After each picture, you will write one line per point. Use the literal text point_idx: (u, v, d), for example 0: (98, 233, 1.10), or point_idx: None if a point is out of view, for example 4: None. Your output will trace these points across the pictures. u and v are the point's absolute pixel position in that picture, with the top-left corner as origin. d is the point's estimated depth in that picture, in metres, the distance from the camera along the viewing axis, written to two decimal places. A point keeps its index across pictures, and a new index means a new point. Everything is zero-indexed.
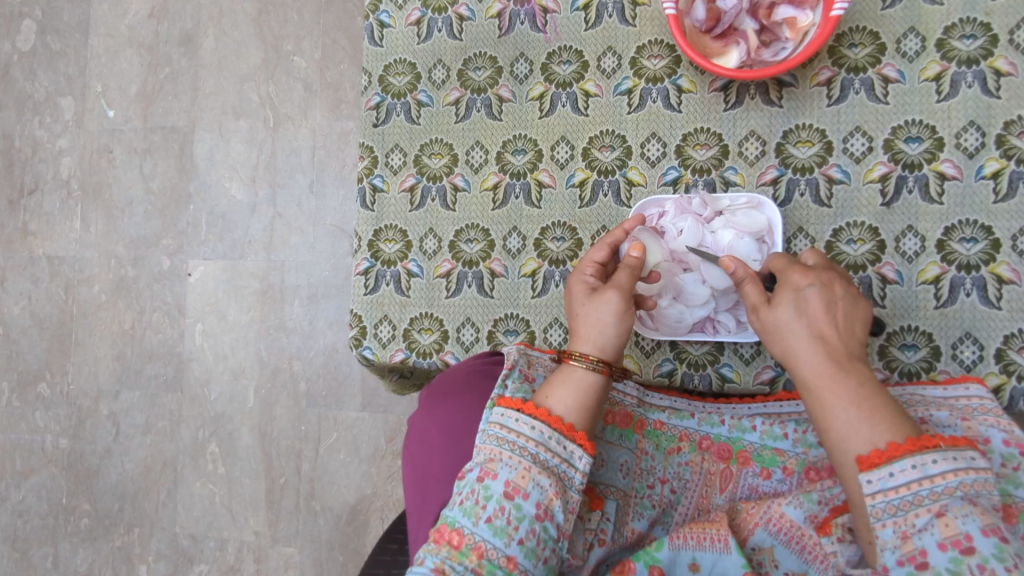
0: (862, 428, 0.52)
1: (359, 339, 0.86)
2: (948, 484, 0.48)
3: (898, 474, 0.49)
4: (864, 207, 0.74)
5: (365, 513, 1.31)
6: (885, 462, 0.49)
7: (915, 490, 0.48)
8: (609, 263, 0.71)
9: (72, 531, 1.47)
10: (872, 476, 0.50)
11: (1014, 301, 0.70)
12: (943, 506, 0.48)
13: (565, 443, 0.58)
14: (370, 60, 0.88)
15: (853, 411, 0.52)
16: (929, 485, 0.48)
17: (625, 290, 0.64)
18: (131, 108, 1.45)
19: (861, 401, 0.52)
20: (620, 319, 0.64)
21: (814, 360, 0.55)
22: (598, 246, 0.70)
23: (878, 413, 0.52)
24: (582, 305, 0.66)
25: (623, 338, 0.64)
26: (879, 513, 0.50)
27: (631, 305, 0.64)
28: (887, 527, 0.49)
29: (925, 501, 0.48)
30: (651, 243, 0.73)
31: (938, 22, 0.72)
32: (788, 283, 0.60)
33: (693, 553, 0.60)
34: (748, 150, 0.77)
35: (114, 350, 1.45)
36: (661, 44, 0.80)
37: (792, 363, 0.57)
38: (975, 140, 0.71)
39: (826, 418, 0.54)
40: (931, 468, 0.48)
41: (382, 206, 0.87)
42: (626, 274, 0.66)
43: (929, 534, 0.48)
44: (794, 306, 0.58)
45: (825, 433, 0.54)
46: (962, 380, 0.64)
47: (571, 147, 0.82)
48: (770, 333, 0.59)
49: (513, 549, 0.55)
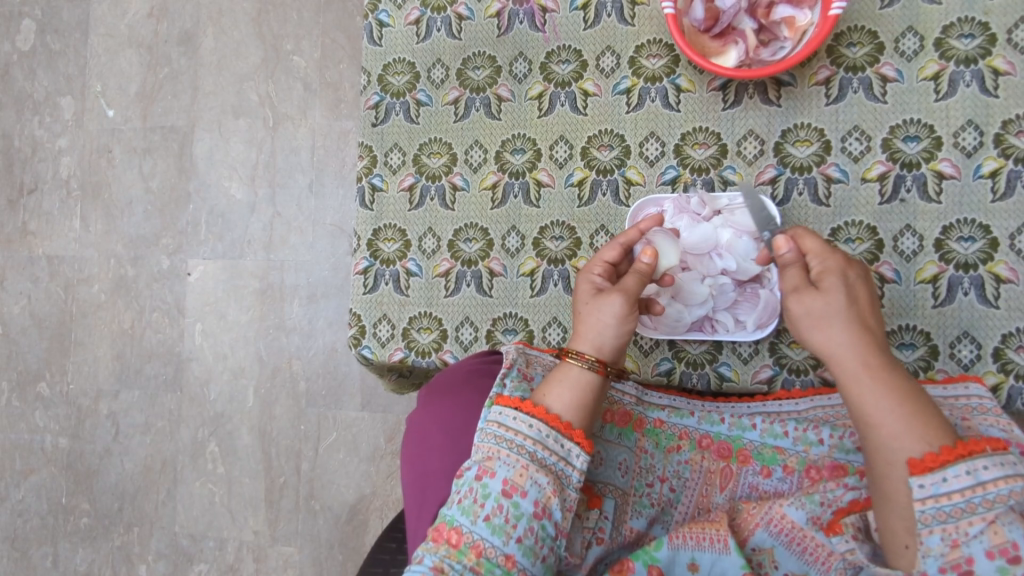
0: (916, 428, 0.51)
1: (358, 339, 0.86)
2: (1000, 491, 0.49)
3: (952, 480, 0.49)
4: (862, 206, 0.74)
5: (365, 512, 1.31)
6: (939, 466, 0.50)
7: (968, 498, 0.49)
8: (621, 262, 0.70)
9: (71, 531, 1.47)
10: (925, 480, 0.50)
11: (1012, 300, 0.70)
12: (995, 514, 0.48)
13: (563, 441, 0.58)
14: (370, 60, 0.88)
15: (905, 410, 0.52)
16: (981, 492, 0.49)
17: (630, 294, 0.63)
18: (130, 108, 1.45)
19: (910, 400, 0.52)
20: (621, 322, 0.63)
21: (864, 354, 0.54)
22: (610, 246, 0.69)
23: (927, 413, 0.52)
24: (584, 304, 0.66)
25: (623, 340, 0.64)
26: (928, 519, 0.50)
27: (633, 309, 0.64)
28: (934, 534, 0.50)
29: (978, 509, 0.49)
30: (665, 245, 0.71)
31: (937, 21, 0.72)
32: (830, 270, 0.59)
33: (693, 553, 0.60)
34: (747, 149, 0.77)
35: (114, 349, 1.45)
36: (660, 44, 0.80)
37: (837, 354, 0.55)
38: (973, 139, 0.71)
39: (876, 415, 0.52)
40: (983, 475, 0.49)
41: (381, 206, 0.87)
42: (635, 279, 0.64)
43: (978, 542, 0.49)
44: (845, 296, 0.57)
45: (871, 429, 0.53)
46: (961, 379, 0.64)
47: (570, 146, 0.82)
48: (814, 320, 0.57)
49: (512, 547, 0.55)
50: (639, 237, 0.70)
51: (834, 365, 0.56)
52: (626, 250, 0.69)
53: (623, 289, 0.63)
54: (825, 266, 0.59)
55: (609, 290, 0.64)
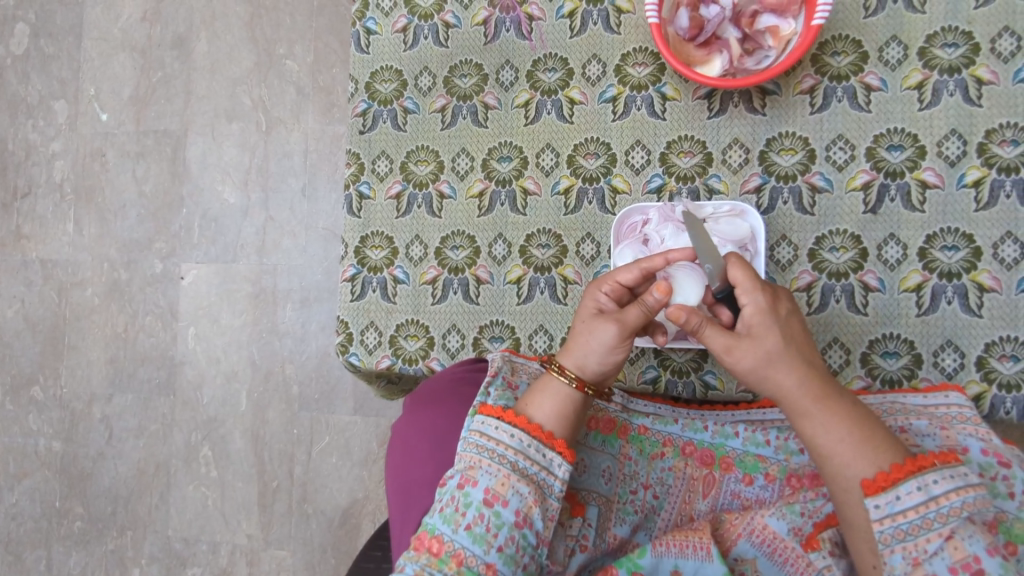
0: (865, 451, 0.52)
1: (346, 346, 0.86)
2: (953, 504, 0.49)
3: (905, 498, 0.50)
4: (846, 215, 0.74)
5: (357, 516, 1.31)
6: (891, 485, 0.51)
7: (923, 513, 0.50)
8: (637, 286, 0.66)
9: (65, 534, 1.48)
10: (880, 500, 0.51)
11: (995, 309, 0.70)
12: (952, 528, 0.49)
13: (545, 451, 0.59)
14: (357, 67, 0.88)
15: (854, 435, 0.52)
16: (935, 506, 0.50)
17: (627, 327, 0.61)
18: (124, 112, 1.45)
19: (857, 425, 0.53)
20: (610, 352, 0.62)
21: (807, 388, 0.54)
22: (628, 267, 0.65)
23: (875, 435, 0.53)
24: (583, 322, 0.64)
25: (608, 368, 0.62)
26: (888, 538, 0.51)
27: (626, 342, 0.61)
28: (896, 554, 0.51)
29: (935, 525, 0.50)
30: (686, 284, 0.63)
31: (920, 30, 0.73)
32: (760, 305, 0.57)
33: (676, 561, 0.60)
34: (732, 158, 0.78)
35: (108, 353, 1.45)
36: (645, 52, 0.80)
37: (781, 392, 0.55)
38: (956, 148, 0.71)
39: (825, 445, 0.53)
40: (935, 489, 0.50)
41: (369, 213, 0.87)
42: (638, 312, 0.61)
43: (939, 558, 0.49)
44: (779, 332, 0.56)
45: (824, 459, 0.54)
46: (942, 388, 0.64)
47: (556, 154, 0.83)
48: (754, 364, 0.55)
49: (492, 556, 0.55)
50: (664, 265, 0.65)
51: (781, 402, 0.56)
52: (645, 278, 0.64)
53: (621, 319, 0.61)
54: (755, 302, 0.57)
55: (609, 315, 0.62)
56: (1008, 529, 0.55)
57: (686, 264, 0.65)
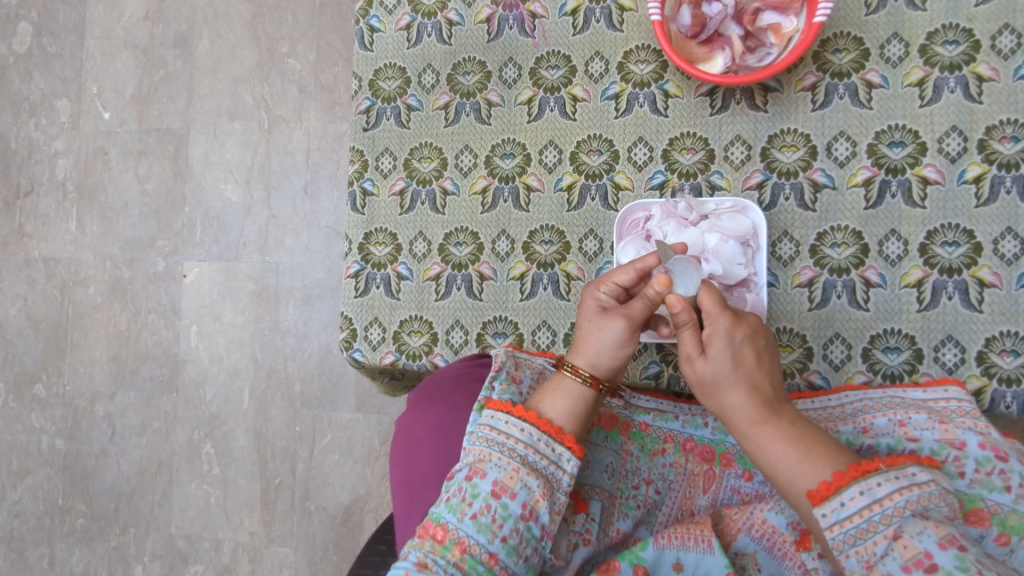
0: (806, 465, 0.52)
1: (350, 342, 0.86)
2: (896, 504, 0.48)
3: (849, 503, 0.50)
4: (847, 211, 0.75)
5: (360, 513, 1.32)
6: (834, 493, 0.50)
7: (868, 517, 0.49)
8: (633, 287, 0.67)
9: (68, 531, 1.48)
10: (825, 509, 0.50)
11: (994, 304, 0.70)
12: (897, 528, 0.48)
13: (554, 446, 0.59)
14: (361, 65, 0.88)
15: (796, 452, 0.53)
16: (879, 509, 0.49)
17: (636, 321, 0.62)
18: (127, 110, 1.46)
19: (801, 442, 0.54)
20: (621, 345, 0.62)
21: (754, 403, 0.56)
22: (625, 268, 0.66)
23: (820, 449, 0.53)
24: (589, 320, 0.64)
25: (620, 362, 0.63)
26: (841, 544, 0.50)
27: (636, 335, 0.62)
28: (851, 558, 0.50)
29: (880, 526, 0.48)
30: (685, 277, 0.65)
31: (922, 28, 0.73)
32: (717, 328, 0.58)
33: (678, 553, 0.61)
34: (734, 154, 0.78)
35: (111, 351, 1.45)
36: (648, 49, 0.81)
37: (731, 408, 0.57)
38: (957, 144, 0.72)
39: (770, 459, 0.54)
40: (878, 492, 0.49)
41: (372, 210, 0.88)
42: (643, 304, 0.62)
43: (891, 559, 0.48)
44: (730, 355, 0.57)
45: (774, 472, 0.54)
46: (941, 383, 0.65)
47: (559, 151, 0.83)
48: (705, 380, 0.58)
49: (496, 546, 0.55)
50: (659, 262, 0.66)
51: (731, 423, 0.57)
52: (641, 276, 0.65)
53: (628, 314, 0.62)
54: (714, 325, 0.58)
55: (617, 311, 0.63)
56: (1003, 522, 0.55)
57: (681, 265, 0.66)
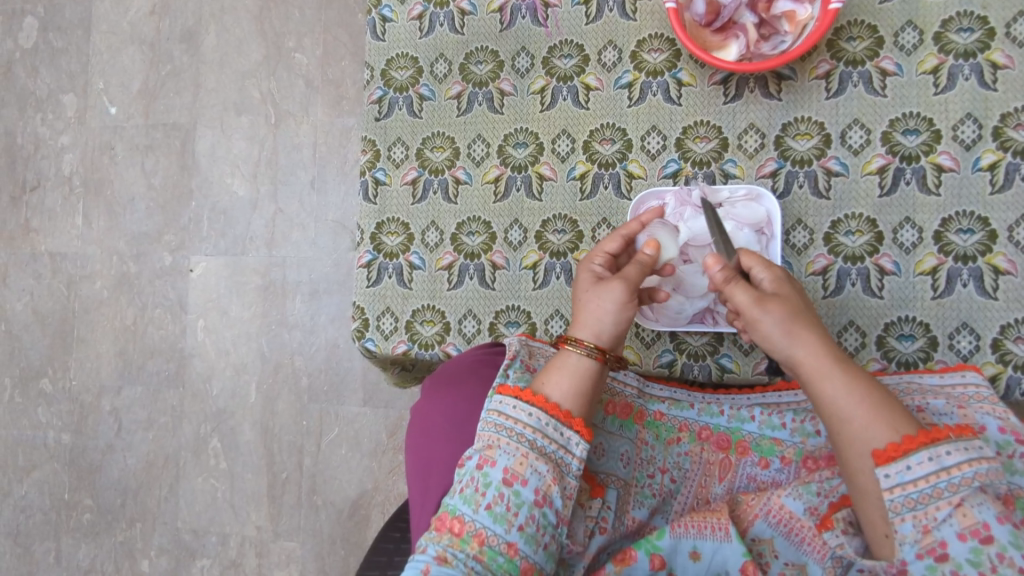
0: (879, 418, 0.53)
1: (362, 331, 0.86)
2: (965, 475, 0.50)
3: (915, 467, 0.51)
4: (861, 199, 0.75)
5: (366, 507, 1.32)
6: (902, 455, 0.51)
7: (934, 483, 0.50)
8: (621, 255, 0.71)
9: (74, 526, 1.48)
10: (890, 470, 0.51)
11: (1010, 291, 0.70)
12: (962, 497, 0.50)
13: (563, 430, 0.59)
14: (373, 55, 0.88)
15: (869, 403, 0.54)
16: (946, 477, 0.50)
17: (631, 282, 0.65)
18: (133, 105, 1.46)
19: (874, 395, 0.54)
20: (621, 311, 0.64)
21: (830, 352, 0.56)
22: (612, 237, 0.71)
23: (893, 407, 0.54)
24: (587, 292, 0.66)
25: (622, 329, 0.64)
26: (898, 507, 0.51)
27: (633, 297, 0.65)
28: (906, 522, 0.51)
29: (945, 494, 0.50)
30: (666, 238, 0.72)
31: (936, 15, 0.73)
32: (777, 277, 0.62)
33: (694, 541, 0.61)
34: (747, 142, 0.78)
35: (117, 346, 1.45)
36: (661, 38, 0.81)
37: (805, 351, 0.56)
38: (972, 132, 0.72)
39: (842, 404, 0.54)
40: (947, 460, 0.51)
41: (385, 199, 0.88)
42: (636, 268, 0.66)
43: (948, 525, 0.50)
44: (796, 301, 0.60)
45: (839, 422, 0.54)
46: (958, 368, 0.65)
47: (572, 140, 0.83)
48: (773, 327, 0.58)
49: (514, 535, 0.55)
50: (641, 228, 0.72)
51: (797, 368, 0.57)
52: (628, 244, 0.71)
53: (624, 277, 0.65)
54: (770, 274, 0.62)
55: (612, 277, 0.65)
56: None
57: (656, 224, 0.73)
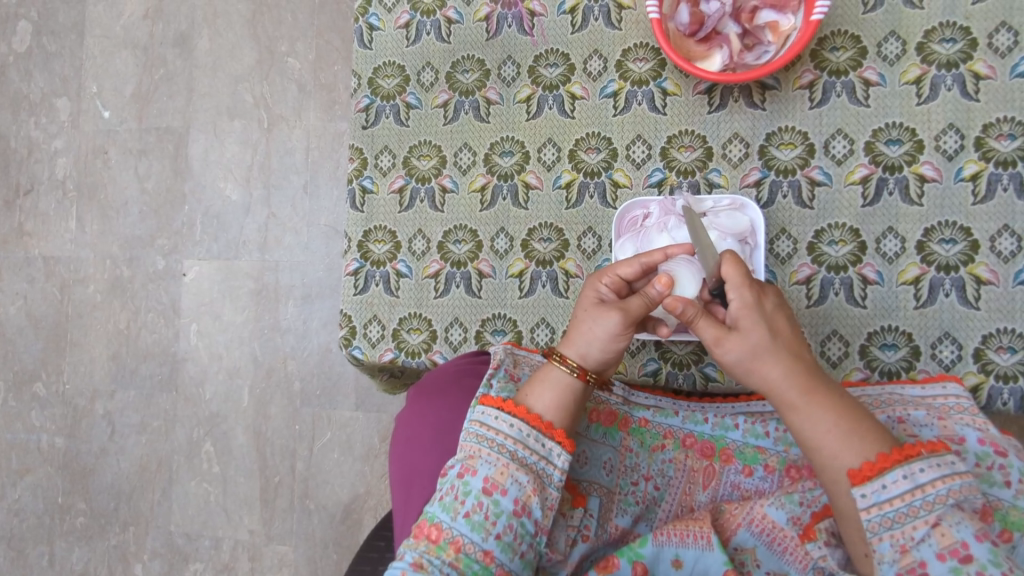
0: (851, 442, 0.54)
1: (348, 339, 0.86)
2: (939, 492, 0.50)
3: (891, 486, 0.51)
4: (844, 209, 0.75)
5: (359, 512, 1.32)
6: (877, 474, 0.52)
7: (909, 501, 0.51)
8: (637, 280, 0.67)
9: (68, 530, 1.48)
10: (866, 489, 0.52)
11: (991, 302, 0.71)
12: (938, 515, 0.50)
13: (543, 441, 0.59)
14: (360, 62, 0.88)
15: (839, 427, 0.54)
16: (920, 494, 0.51)
17: (630, 315, 0.61)
18: (126, 109, 1.46)
19: (844, 416, 0.55)
20: (612, 341, 0.62)
21: (795, 382, 0.56)
22: (630, 262, 0.66)
23: (862, 425, 0.54)
24: (584, 311, 0.64)
25: (610, 358, 0.63)
26: (875, 526, 0.52)
27: (629, 330, 0.62)
28: (884, 541, 0.51)
29: (921, 512, 0.50)
30: (686, 279, 0.66)
31: (918, 25, 0.73)
32: (745, 300, 0.59)
33: (676, 550, 0.61)
34: (732, 152, 0.78)
35: (110, 350, 1.46)
36: (646, 48, 0.81)
37: (769, 383, 0.57)
38: (954, 142, 0.72)
39: (813, 433, 0.55)
40: (921, 477, 0.51)
41: (372, 207, 0.88)
42: (641, 303, 0.62)
43: (926, 545, 0.50)
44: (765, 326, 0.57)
45: (812, 450, 0.55)
46: (940, 380, 0.65)
47: (557, 149, 0.83)
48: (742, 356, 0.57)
49: (491, 543, 0.56)
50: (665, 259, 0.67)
51: (769, 395, 0.57)
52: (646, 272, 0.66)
53: (624, 308, 0.61)
54: (740, 297, 0.59)
55: (613, 305, 0.62)
56: (1004, 517, 0.56)
57: (685, 260, 0.67)
